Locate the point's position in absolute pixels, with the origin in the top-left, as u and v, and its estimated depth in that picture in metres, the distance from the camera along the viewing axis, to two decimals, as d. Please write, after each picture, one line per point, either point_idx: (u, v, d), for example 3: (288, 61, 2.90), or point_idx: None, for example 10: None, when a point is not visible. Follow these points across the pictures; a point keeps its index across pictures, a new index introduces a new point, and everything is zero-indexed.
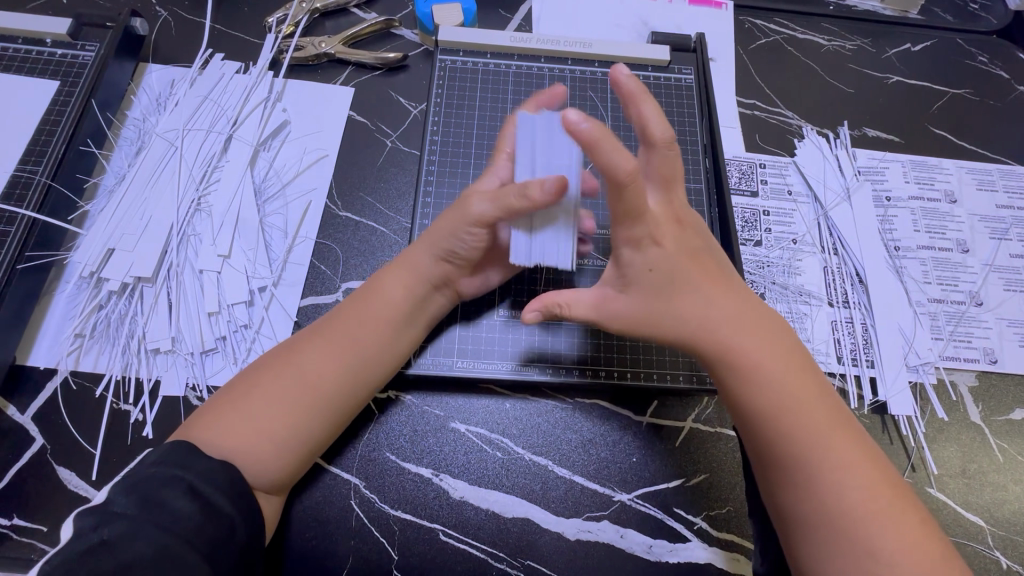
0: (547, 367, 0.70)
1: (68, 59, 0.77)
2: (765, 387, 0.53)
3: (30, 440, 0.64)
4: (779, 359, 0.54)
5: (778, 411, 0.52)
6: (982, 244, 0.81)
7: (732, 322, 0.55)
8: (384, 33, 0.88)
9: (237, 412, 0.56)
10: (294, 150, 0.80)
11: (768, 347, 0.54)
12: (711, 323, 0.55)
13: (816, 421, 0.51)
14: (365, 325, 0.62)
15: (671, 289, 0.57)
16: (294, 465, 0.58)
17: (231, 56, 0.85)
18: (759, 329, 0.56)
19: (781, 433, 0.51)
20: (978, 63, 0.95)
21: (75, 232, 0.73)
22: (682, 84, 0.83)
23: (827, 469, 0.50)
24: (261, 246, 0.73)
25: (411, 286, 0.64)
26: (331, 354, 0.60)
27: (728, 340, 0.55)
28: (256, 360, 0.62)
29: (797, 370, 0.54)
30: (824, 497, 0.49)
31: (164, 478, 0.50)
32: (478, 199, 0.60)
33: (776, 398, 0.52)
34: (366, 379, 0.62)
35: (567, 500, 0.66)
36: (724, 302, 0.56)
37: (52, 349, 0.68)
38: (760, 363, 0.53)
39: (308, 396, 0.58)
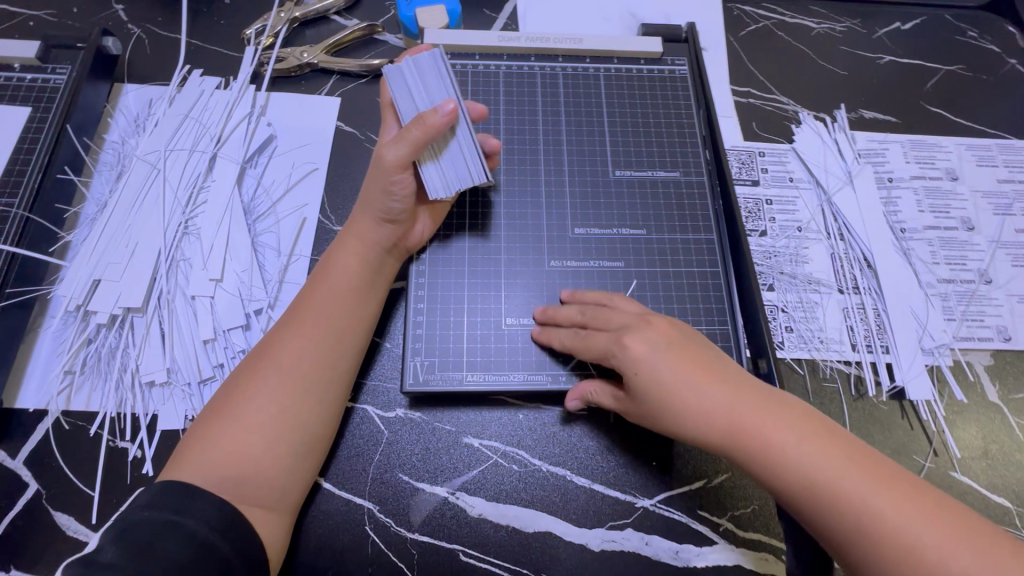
0: (561, 375, 0.66)
1: (39, 83, 0.74)
2: (812, 464, 0.50)
3: (24, 486, 0.61)
4: (790, 425, 0.52)
5: (808, 475, 0.50)
6: (987, 221, 0.80)
7: (736, 399, 0.54)
8: (367, 39, 0.86)
9: (224, 443, 0.55)
10: (282, 166, 0.77)
11: (778, 417, 0.53)
12: (711, 413, 0.54)
13: (866, 475, 0.49)
14: (331, 310, 0.62)
15: (684, 407, 0.55)
16: (299, 465, 0.58)
17: (210, 72, 0.83)
18: (759, 403, 0.54)
19: (830, 496, 0.49)
20: (968, 39, 0.94)
21: (58, 265, 0.70)
22: (676, 76, 0.81)
23: (900, 523, 0.47)
24: (254, 267, 0.70)
25: (364, 261, 0.65)
26: (301, 338, 0.61)
27: (737, 415, 0.53)
28: (229, 377, 0.61)
29: (799, 417, 0.53)
30: (906, 564, 0.46)
31: (160, 523, 0.49)
32: (386, 145, 0.61)
33: (803, 467, 0.50)
34: (340, 359, 0.62)
35: (588, 511, 0.64)
36: (715, 380, 0.55)
37: (41, 389, 0.65)
38: (775, 439, 0.52)
39: (289, 383, 0.58)
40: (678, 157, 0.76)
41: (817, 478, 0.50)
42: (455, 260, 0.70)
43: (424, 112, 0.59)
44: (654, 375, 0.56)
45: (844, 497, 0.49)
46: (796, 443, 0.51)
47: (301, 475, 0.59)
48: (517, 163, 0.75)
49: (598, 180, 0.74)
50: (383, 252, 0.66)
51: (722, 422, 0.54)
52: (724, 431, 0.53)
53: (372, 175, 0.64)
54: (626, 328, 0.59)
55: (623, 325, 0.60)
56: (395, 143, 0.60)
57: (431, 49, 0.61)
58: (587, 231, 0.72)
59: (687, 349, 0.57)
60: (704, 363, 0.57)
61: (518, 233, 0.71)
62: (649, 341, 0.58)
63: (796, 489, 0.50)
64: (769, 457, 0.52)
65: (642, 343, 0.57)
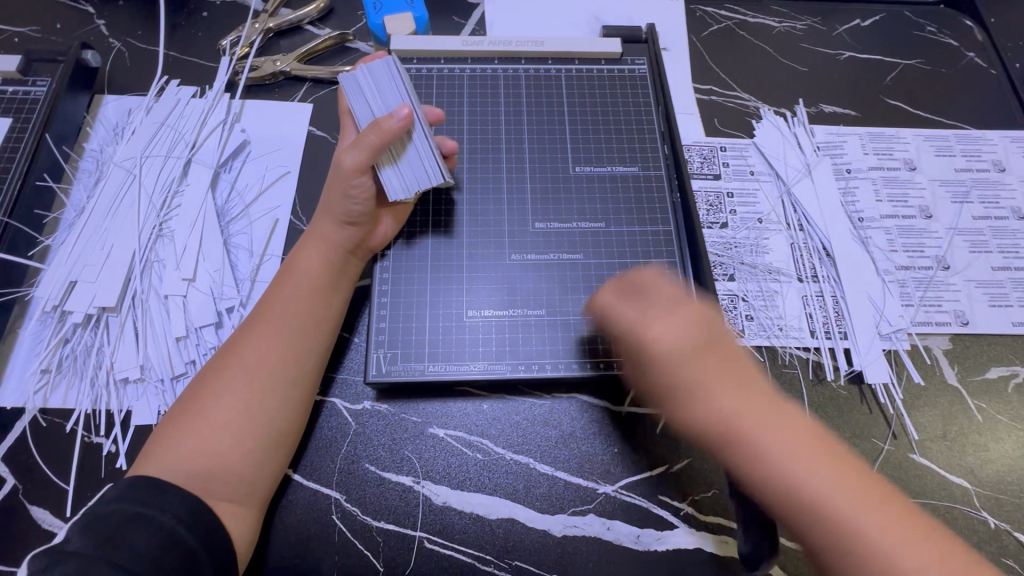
0: (522, 364, 0.68)
1: (20, 96, 0.77)
2: (810, 477, 0.48)
3: (1, 481, 0.63)
4: (787, 433, 0.50)
5: (792, 478, 0.48)
6: (944, 208, 0.82)
7: (738, 403, 0.52)
8: (339, 47, 0.89)
9: (192, 437, 0.57)
10: (255, 170, 0.80)
11: (784, 427, 0.50)
12: (722, 412, 0.51)
13: (861, 488, 0.48)
14: (294, 308, 0.64)
15: (699, 396, 0.52)
16: (269, 458, 0.60)
17: (186, 81, 0.86)
18: (770, 411, 0.52)
19: (815, 503, 0.47)
20: (927, 34, 0.96)
21: (37, 269, 0.73)
22: (636, 75, 0.84)
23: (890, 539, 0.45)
24: (226, 266, 0.73)
25: (327, 260, 0.67)
26: (266, 336, 0.63)
27: (734, 422, 0.51)
28: (198, 374, 0.63)
29: (801, 426, 0.51)
30: None
31: (126, 513, 0.51)
32: (344, 152, 0.65)
33: (794, 468, 0.48)
34: (305, 355, 0.64)
35: (551, 497, 0.66)
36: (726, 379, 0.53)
37: (20, 388, 0.67)
38: (773, 447, 0.49)
39: (254, 380, 0.60)
40: (638, 152, 0.78)
41: (802, 483, 0.48)
42: (420, 256, 0.72)
43: (379, 118, 0.63)
44: (671, 374, 0.54)
45: (827, 503, 0.47)
46: (793, 454, 0.49)
47: (272, 466, 0.60)
48: (481, 161, 0.77)
49: (559, 176, 0.77)
50: (346, 253, 0.69)
51: (717, 422, 0.51)
52: (727, 432, 0.51)
53: (332, 178, 0.67)
54: (658, 325, 0.55)
55: (649, 311, 0.57)
56: (352, 150, 0.64)
57: (384, 59, 0.65)
58: (548, 225, 0.74)
59: (715, 350, 0.54)
60: (730, 369, 0.54)
61: (481, 229, 0.73)
62: (678, 339, 0.54)
63: (779, 488, 0.48)
64: (763, 456, 0.49)
65: (666, 335, 0.54)
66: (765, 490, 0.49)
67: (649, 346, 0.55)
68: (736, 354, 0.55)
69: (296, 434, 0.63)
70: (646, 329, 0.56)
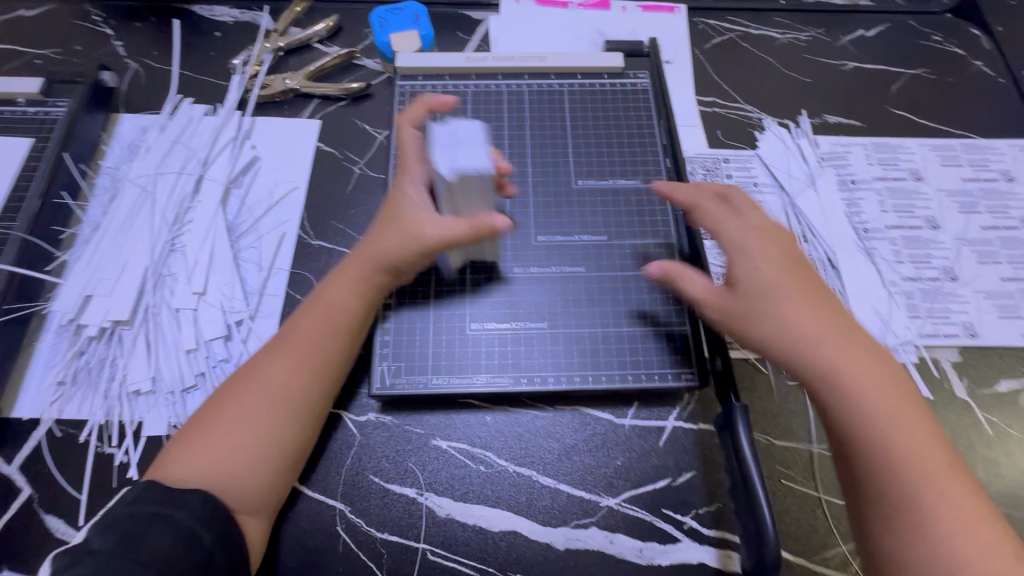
0: (524, 377, 0.69)
1: (41, 116, 0.80)
2: (856, 400, 0.55)
3: (18, 490, 0.65)
4: (892, 391, 0.56)
5: (875, 431, 0.54)
6: (952, 219, 0.81)
7: (838, 346, 0.57)
8: (347, 65, 0.91)
9: (212, 450, 0.57)
10: (264, 185, 0.82)
11: (878, 375, 0.56)
12: (820, 349, 0.57)
13: (899, 416, 0.54)
14: (321, 337, 0.64)
15: (768, 313, 0.59)
16: (282, 478, 0.60)
17: (199, 100, 0.88)
18: (871, 357, 0.58)
19: (880, 456, 0.53)
20: (932, 43, 0.96)
21: (54, 283, 0.75)
22: (638, 88, 0.85)
23: (903, 460, 0.53)
24: (236, 280, 0.75)
25: (360, 291, 0.66)
26: (291, 363, 0.62)
27: (835, 361, 0.57)
28: (221, 384, 0.62)
29: (900, 388, 0.56)
30: (902, 501, 0.52)
31: (146, 515, 0.52)
32: (427, 222, 0.64)
33: (882, 425, 0.54)
34: (327, 383, 0.63)
35: (553, 510, 0.66)
36: (819, 322, 0.58)
37: (36, 399, 0.69)
38: (870, 395, 0.55)
39: (276, 406, 0.60)
40: (640, 165, 0.79)
41: (884, 436, 0.54)
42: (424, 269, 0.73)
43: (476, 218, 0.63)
44: (760, 286, 0.60)
45: (894, 461, 0.53)
46: (890, 407, 0.55)
47: (285, 485, 0.61)
48: None
49: (561, 190, 0.78)
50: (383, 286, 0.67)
51: (818, 363, 0.57)
52: (822, 367, 0.57)
53: (395, 225, 0.66)
54: (731, 230, 0.64)
55: (726, 213, 0.65)
56: (439, 228, 0.64)
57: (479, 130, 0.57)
58: (548, 239, 0.75)
59: (810, 284, 0.61)
60: (825, 302, 0.60)
61: None
62: (755, 237, 0.63)
63: (860, 441, 0.54)
64: (829, 380, 0.56)
65: (751, 263, 0.61)
66: (848, 435, 0.55)
67: (743, 267, 0.61)
68: (834, 299, 0.62)
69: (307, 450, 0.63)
70: (723, 225, 0.64)
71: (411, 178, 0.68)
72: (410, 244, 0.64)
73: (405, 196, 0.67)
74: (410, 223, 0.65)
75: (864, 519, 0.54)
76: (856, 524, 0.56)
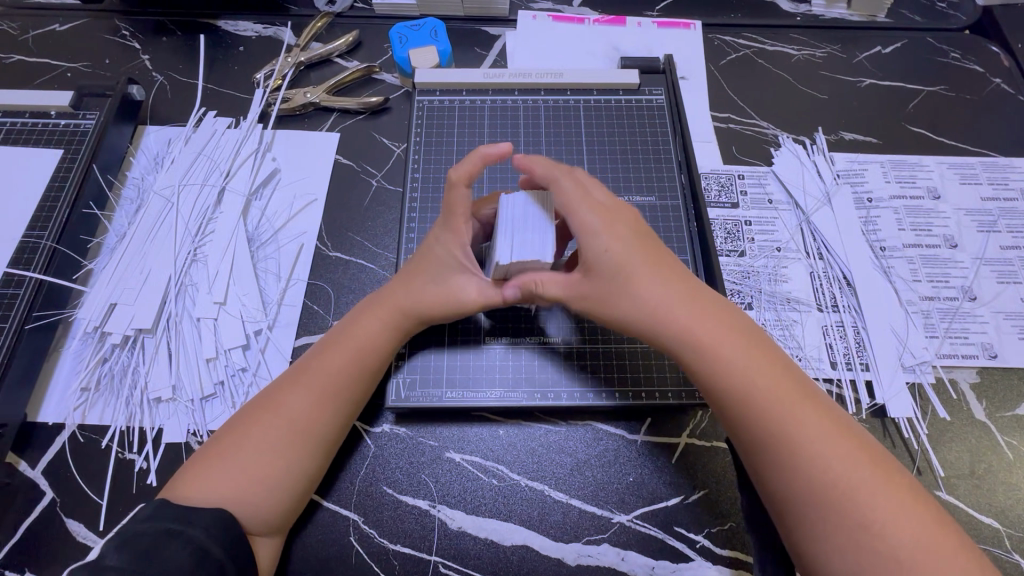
0: (538, 392, 0.70)
1: (71, 128, 0.82)
2: (727, 361, 0.57)
3: (41, 494, 0.66)
4: (737, 341, 0.58)
5: (734, 386, 0.56)
6: (970, 238, 0.80)
7: (687, 306, 0.59)
8: (366, 79, 0.93)
9: (228, 475, 0.57)
10: (284, 197, 0.83)
11: (726, 331, 0.58)
12: (675, 315, 0.59)
13: (760, 367, 0.57)
14: (346, 376, 0.64)
15: (624, 294, 0.59)
16: (295, 506, 0.61)
17: (222, 112, 0.90)
18: (717, 315, 0.60)
19: (747, 407, 0.56)
20: (951, 60, 0.96)
21: (80, 291, 0.77)
22: (653, 105, 0.86)
23: (770, 407, 0.55)
24: (255, 290, 0.76)
25: (389, 333, 0.66)
26: (316, 401, 0.62)
27: (692, 320, 0.58)
28: (242, 410, 0.63)
29: (759, 342, 0.59)
30: (784, 447, 0.53)
31: (159, 532, 0.52)
32: (467, 286, 0.65)
33: (741, 378, 0.56)
34: (348, 418, 0.64)
35: (565, 525, 0.66)
36: (672, 285, 0.60)
37: (60, 405, 0.71)
38: (723, 353, 0.57)
39: (300, 442, 0.60)
40: (654, 181, 0.80)
41: (744, 389, 0.56)
42: None
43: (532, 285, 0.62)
44: (610, 268, 0.59)
45: (754, 406, 0.55)
46: (744, 360, 0.57)
47: (297, 510, 0.61)
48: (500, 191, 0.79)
49: None
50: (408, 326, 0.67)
51: (677, 324, 0.58)
52: (684, 334, 0.58)
53: (433, 279, 0.66)
54: (587, 213, 0.60)
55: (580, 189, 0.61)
56: (478, 299, 0.65)
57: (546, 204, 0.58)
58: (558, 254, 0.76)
59: (650, 254, 0.62)
60: (656, 267, 0.61)
61: None
62: (602, 223, 0.60)
63: (728, 398, 0.56)
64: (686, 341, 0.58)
65: (602, 244, 0.59)
66: (716, 394, 0.57)
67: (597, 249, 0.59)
68: (672, 264, 0.63)
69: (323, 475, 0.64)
70: (574, 214, 0.60)
71: (452, 234, 0.65)
72: (448, 304, 0.65)
73: (442, 250, 0.65)
74: (450, 285, 0.65)
75: (751, 466, 0.56)
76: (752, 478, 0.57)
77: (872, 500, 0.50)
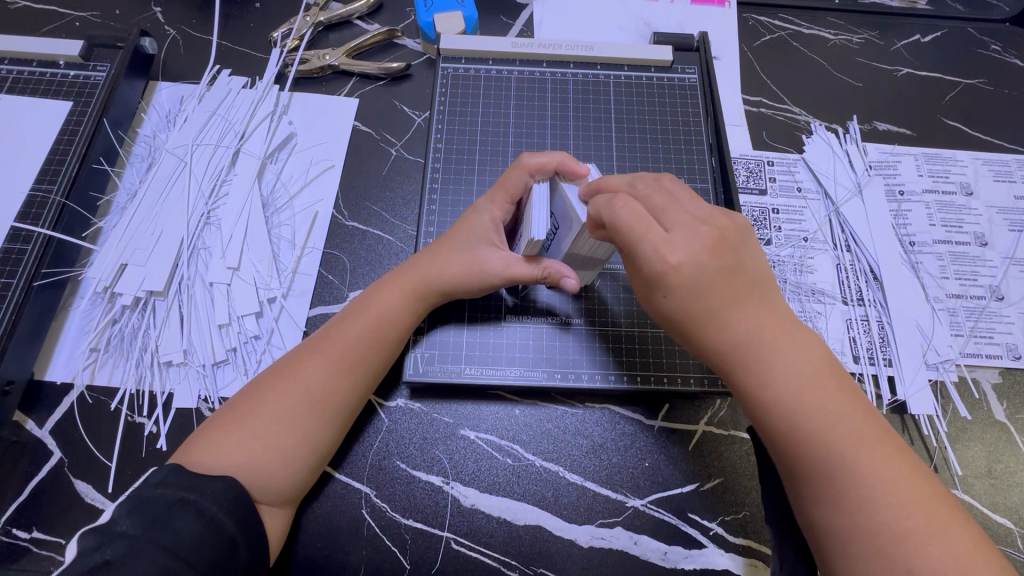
0: (556, 373, 0.69)
1: (81, 79, 0.79)
2: (788, 387, 0.51)
3: (49, 454, 0.65)
4: (813, 368, 0.51)
5: (797, 415, 0.50)
6: (1001, 236, 0.78)
7: (757, 329, 0.52)
8: (387, 43, 0.89)
9: (242, 441, 0.56)
10: (301, 162, 0.81)
11: (793, 358, 0.51)
12: (743, 336, 0.52)
13: (826, 396, 0.50)
14: (365, 344, 0.62)
15: (692, 314, 0.52)
16: (308, 477, 0.59)
17: (238, 71, 0.87)
18: (793, 337, 0.52)
19: (801, 440, 0.50)
20: (991, 52, 0.93)
21: (89, 249, 0.75)
22: (686, 84, 0.83)
23: (833, 440, 0.49)
24: (270, 257, 0.74)
25: (411, 305, 0.65)
26: (333, 368, 0.60)
27: (756, 341, 0.52)
28: (260, 374, 0.62)
29: (831, 372, 0.52)
30: (837, 480, 0.49)
31: (170, 500, 0.50)
32: (495, 257, 0.63)
33: (806, 411, 0.50)
34: (365, 389, 0.63)
35: (580, 507, 0.65)
36: (744, 308, 0.52)
37: (68, 365, 0.69)
38: (790, 375, 0.51)
39: (314, 409, 0.59)
40: (684, 165, 0.78)
41: (804, 422, 0.50)
42: None
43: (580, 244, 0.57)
44: (675, 295, 0.52)
45: (812, 437, 0.50)
46: (808, 391, 0.50)
47: (309, 482, 0.60)
48: None
49: None
50: (428, 302, 0.66)
51: (739, 344, 0.52)
52: (746, 354, 0.52)
53: (459, 250, 0.65)
54: (648, 247, 0.51)
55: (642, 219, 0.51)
56: (505, 270, 0.63)
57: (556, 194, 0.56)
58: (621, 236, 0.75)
59: (733, 271, 0.52)
60: (737, 288, 0.52)
61: None
62: (673, 260, 0.51)
63: (784, 429, 0.51)
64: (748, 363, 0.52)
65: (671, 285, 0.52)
66: (767, 421, 0.52)
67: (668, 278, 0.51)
68: (760, 279, 0.54)
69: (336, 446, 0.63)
70: (642, 243, 0.51)
71: (491, 208, 0.66)
72: (474, 275, 0.63)
73: (475, 226, 0.66)
74: (477, 257, 0.64)
75: (793, 488, 0.52)
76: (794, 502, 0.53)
77: (929, 552, 0.46)
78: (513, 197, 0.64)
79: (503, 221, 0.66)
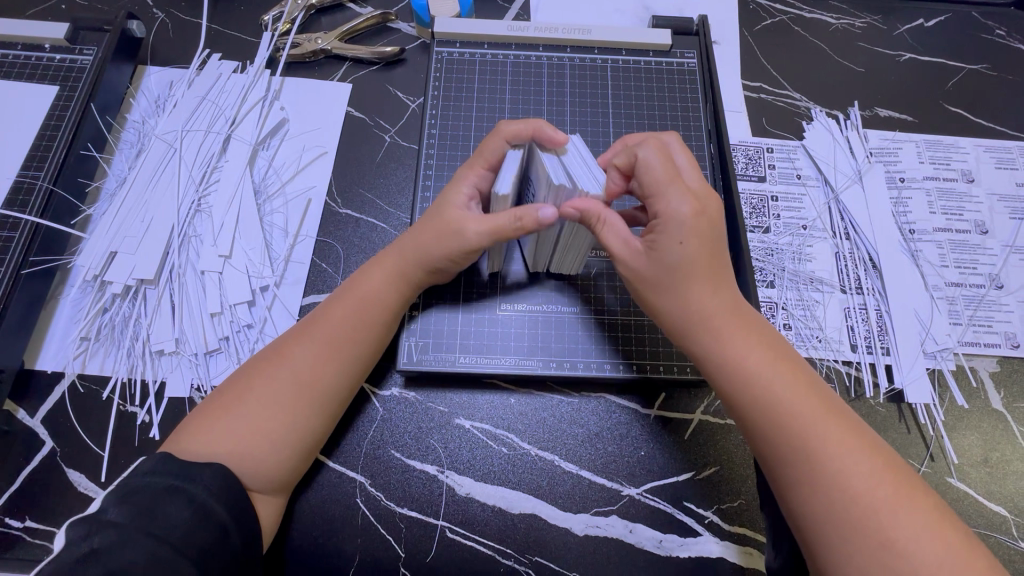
0: (552, 361, 0.69)
1: (67, 63, 0.77)
2: (751, 364, 0.53)
3: (40, 443, 0.64)
4: (772, 349, 0.55)
5: (761, 391, 0.52)
6: (1001, 224, 0.78)
7: (721, 310, 0.55)
8: (381, 27, 0.88)
9: (229, 425, 0.56)
10: (293, 148, 0.79)
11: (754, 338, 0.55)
12: (709, 315, 0.55)
13: (786, 375, 0.53)
14: (354, 330, 0.61)
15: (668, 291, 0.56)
16: (300, 465, 0.59)
17: (228, 55, 0.85)
18: (752, 321, 0.56)
19: (773, 416, 0.51)
20: (995, 37, 0.91)
21: (78, 237, 0.74)
22: (684, 69, 0.82)
23: (799, 417, 0.51)
24: (262, 245, 0.73)
25: (395, 283, 0.64)
26: (324, 355, 0.60)
27: (720, 320, 0.55)
28: (248, 362, 0.61)
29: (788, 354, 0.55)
30: (807, 458, 0.49)
31: (160, 489, 0.50)
32: (467, 220, 0.61)
33: (770, 389, 0.52)
34: (356, 376, 0.62)
35: (575, 496, 0.65)
36: (713, 285, 0.55)
37: (59, 354, 0.69)
38: (753, 356, 0.54)
39: (303, 395, 0.58)
40: None
41: (773, 399, 0.52)
42: None
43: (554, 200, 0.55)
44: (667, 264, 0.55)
45: (777, 416, 0.51)
46: (778, 368, 0.53)
47: (300, 471, 0.60)
48: None
49: None
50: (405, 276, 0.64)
51: (705, 322, 0.55)
52: (713, 330, 0.55)
53: (434, 220, 0.63)
54: (674, 197, 0.54)
55: (671, 172, 0.54)
56: (485, 227, 0.59)
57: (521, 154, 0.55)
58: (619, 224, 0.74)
59: (717, 246, 0.55)
60: (715, 264, 0.55)
61: None
62: (692, 210, 0.53)
63: (752, 409, 0.52)
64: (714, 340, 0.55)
65: (675, 238, 0.54)
66: (739, 400, 0.53)
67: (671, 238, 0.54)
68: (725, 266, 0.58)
69: (328, 434, 0.62)
70: (665, 193, 0.54)
71: (466, 175, 0.63)
72: (447, 240, 0.61)
73: (451, 195, 0.63)
74: (454, 224, 0.61)
75: (773, 477, 0.52)
76: (776, 494, 0.52)
77: (899, 524, 0.46)
78: (490, 164, 0.62)
79: (478, 188, 0.64)
